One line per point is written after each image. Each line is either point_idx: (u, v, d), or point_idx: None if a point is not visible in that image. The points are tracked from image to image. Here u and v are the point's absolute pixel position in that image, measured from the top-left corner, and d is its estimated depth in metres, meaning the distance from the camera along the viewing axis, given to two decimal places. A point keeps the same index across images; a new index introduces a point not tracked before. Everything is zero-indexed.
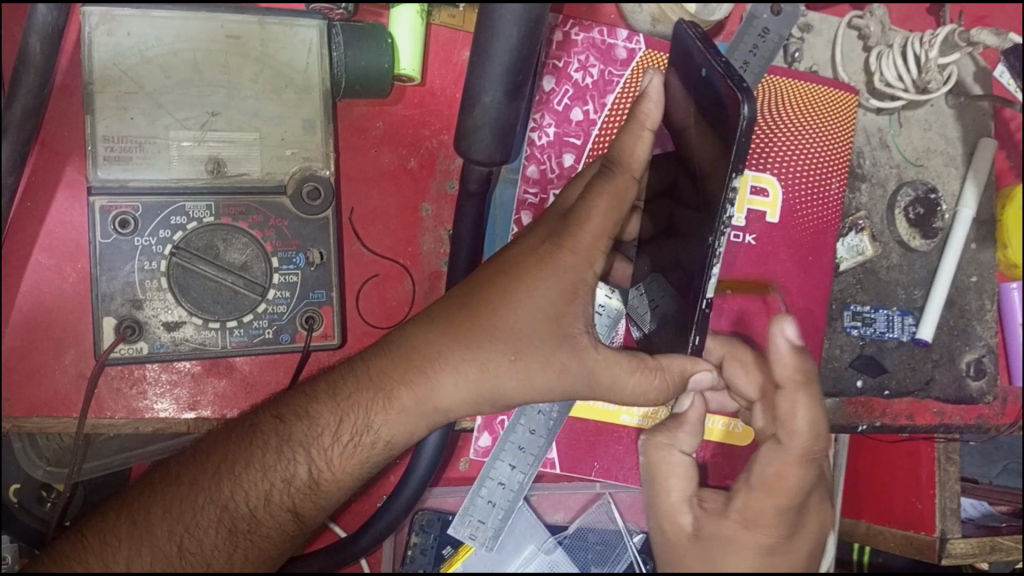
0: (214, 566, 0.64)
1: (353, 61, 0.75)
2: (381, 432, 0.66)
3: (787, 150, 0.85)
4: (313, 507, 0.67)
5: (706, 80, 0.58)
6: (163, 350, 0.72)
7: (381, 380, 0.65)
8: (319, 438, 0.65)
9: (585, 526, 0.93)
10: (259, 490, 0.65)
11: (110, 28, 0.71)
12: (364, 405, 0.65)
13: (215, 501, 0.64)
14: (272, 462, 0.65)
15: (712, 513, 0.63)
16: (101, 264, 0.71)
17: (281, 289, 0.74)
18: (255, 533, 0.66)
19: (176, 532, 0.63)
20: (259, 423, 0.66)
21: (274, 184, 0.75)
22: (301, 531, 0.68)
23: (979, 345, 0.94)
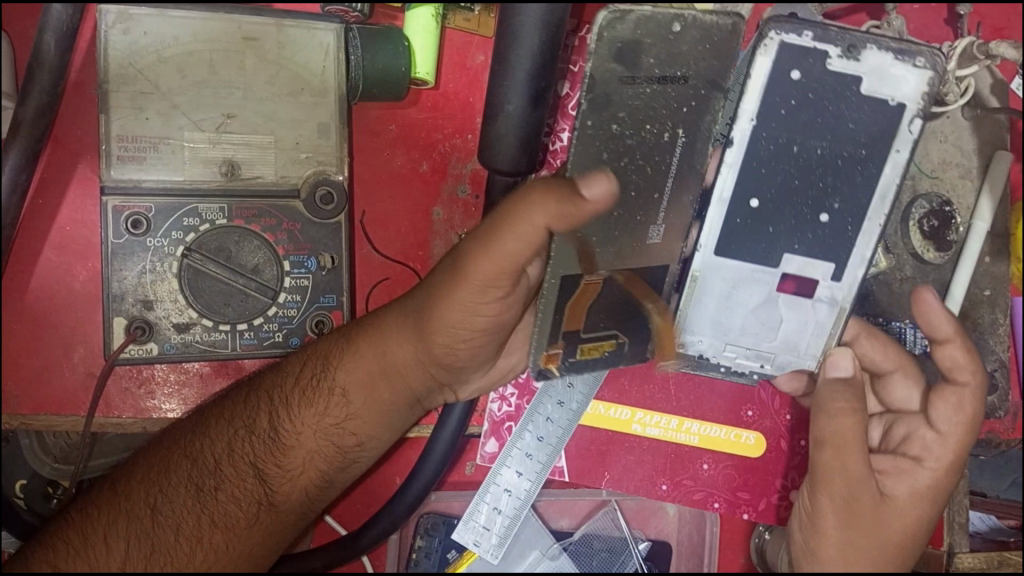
0: (184, 527, 0.67)
1: (371, 65, 0.74)
2: (337, 377, 0.72)
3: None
4: (278, 465, 0.71)
5: (820, 74, 0.69)
6: (173, 351, 0.72)
7: (347, 329, 0.73)
8: (283, 383, 0.72)
9: (591, 532, 0.93)
10: (224, 441, 0.70)
11: (127, 27, 0.70)
12: (324, 349, 0.73)
13: (187, 457, 0.69)
14: (238, 411, 0.70)
15: (898, 471, 0.69)
16: (112, 263, 0.71)
17: (293, 293, 0.74)
18: (222, 493, 0.69)
19: (150, 493, 0.67)
20: (234, 384, 0.73)
21: (289, 187, 0.74)
22: (270, 500, 0.70)
23: (993, 359, 0.94)
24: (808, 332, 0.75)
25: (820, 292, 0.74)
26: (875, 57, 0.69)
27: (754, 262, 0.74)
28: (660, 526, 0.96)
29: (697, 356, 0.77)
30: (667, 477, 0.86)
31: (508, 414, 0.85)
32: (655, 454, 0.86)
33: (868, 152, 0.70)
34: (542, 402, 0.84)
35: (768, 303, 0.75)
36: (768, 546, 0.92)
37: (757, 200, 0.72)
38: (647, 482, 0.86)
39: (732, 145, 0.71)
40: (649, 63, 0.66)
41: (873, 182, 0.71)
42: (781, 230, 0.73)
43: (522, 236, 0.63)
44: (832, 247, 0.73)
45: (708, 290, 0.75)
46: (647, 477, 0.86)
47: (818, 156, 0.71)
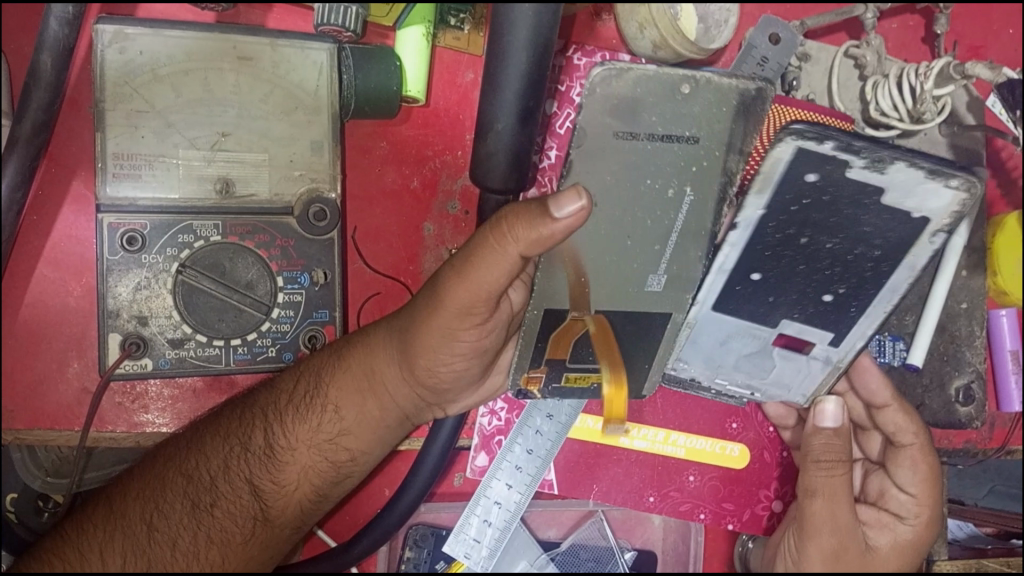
0: (181, 544, 0.68)
1: (363, 84, 0.75)
2: (330, 395, 0.73)
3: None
4: (272, 481, 0.71)
5: (834, 181, 0.68)
6: (168, 366, 0.73)
7: (338, 346, 0.74)
8: (276, 401, 0.72)
9: (578, 543, 0.94)
10: (219, 458, 0.70)
11: (123, 46, 0.71)
12: (316, 366, 0.73)
13: (182, 474, 0.69)
14: (233, 428, 0.71)
15: (878, 526, 0.78)
16: (106, 280, 0.72)
17: (285, 308, 0.75)
18: (219, 510, 0.70)
19: (147, 512, 0.68)
20: (230, 401, 0.74)
21: (282, 205, 0.75)
22: (266, 516, 0.71)
23: (969, 371, 0.98)
24: (802, 379, 0.80)
25: (816, 351, 0.78)
26: (903, 172, 0.66)
27: (750, 320, 0.77)
28: (645, 535, 0.98)
29: (687, 379, 0.83)
30: (654, 489, 0.88)
31: (497, 428, 0.86)
32: (643, 466, 0.88)
33: (880, 254, 0.71)
34: (532, 415, 0.85)
35: (762, 352, 0.79)
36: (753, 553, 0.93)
37: (758, 274, 0.74)
38: (634, 494, 0.87)
39: (737, 228, 0.71)
40: (645, 119, 0.69)
41: (881, 276, 0.72)
42: (781, 301, 0.75)
43: (494, 263, 0.63)
44: (833, 320, 0.76)
45: (700, 336, 0.79)
46: (635, 491, 0.87)
47: (828, 250, 0.71)
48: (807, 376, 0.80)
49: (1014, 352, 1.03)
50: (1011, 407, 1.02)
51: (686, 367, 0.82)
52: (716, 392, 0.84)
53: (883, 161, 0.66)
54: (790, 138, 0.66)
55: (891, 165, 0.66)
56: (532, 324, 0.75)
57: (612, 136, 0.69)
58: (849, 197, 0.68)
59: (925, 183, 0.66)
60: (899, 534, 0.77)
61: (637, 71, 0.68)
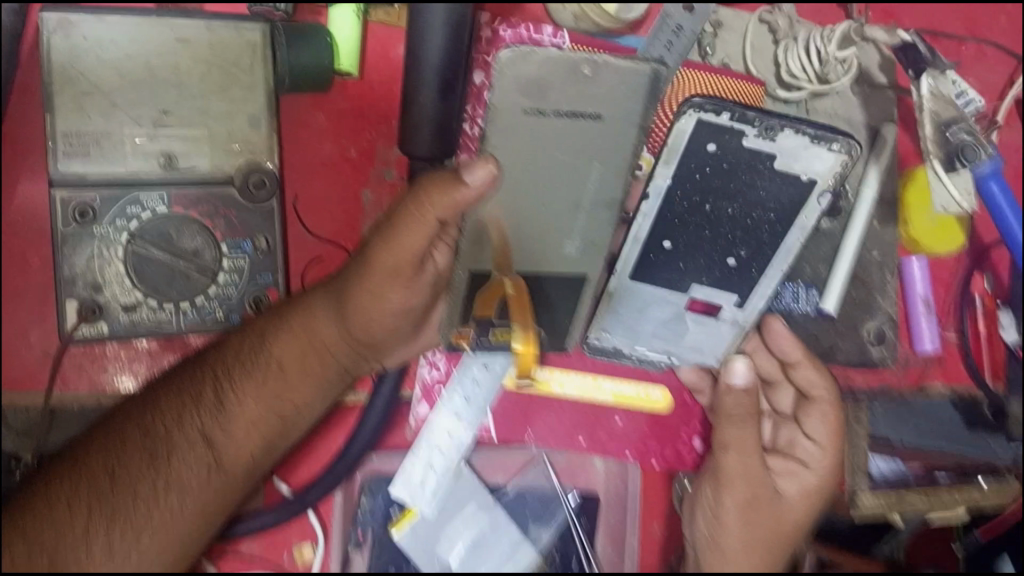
0: (140, 491, 0.74)
1: (297, 60, 0.80)
2: (273, 351, 0.79)
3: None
4: (222, 432, 0.78)
5: (736, 148, 0.77)
6: (122, 329, 0.79)
7: (279, 307, 0.80)
8: (223, 358, 0.79)
9: (523, 487, 0.98)
10: (172, 412, 0.76)
11: (68, 33, 0.76)
12: (259, 326, 0.79)
13: (138, 428, 0.75)
14: (184, 385, 0.77)
15: (785, 473, 0.90)
16: (63, 250, 0.77)
17: (230, 273, 0.81)
18: (174, 460, 0.76)
19: (108, 463, 0.74)
20: (181, 362, 0.80)
21: (223, 176, 0.81)
22: (219, 464, 0.77)
23: (879, 315, 1.03)
24: (713, 342, 0.92)
25: (724, 313, 0.89)
26: (790, 139, 0.77)
27: (665, 287, 0.87)
28: (590, 479, 0.99)
29: (609, 348, 0.93)
30: (584, 431, 0.96)
31: (438, 379, 0.93)
32: (574, 411, 0.96)
33: (775, 216, 0.81)
34: (470, 366, 0.92)
35: (678, 318, 0.89)
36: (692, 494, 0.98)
37: (669, 242, 0.83)
38: (566, 437, 0.96)
39: (648, 199, 0.81)
40: (554, 99, 0.71)
41: (776, 240, 0.82)
42: (689, 268, 0.85)
43: (418, 227, 0.70)
44: (736, 284, 0.86)
45: (623, 304, 0.89)
46: (566, 433, 0.96)
47: (728, 215, 0.80)
48: (716, 337, 0.91)
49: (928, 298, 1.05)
50: (925, 349, 1.05)
51: (606, 336, 0.92)
52: (637, 358, 0.94)
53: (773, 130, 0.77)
54: (692, 109, 0.75)
55: (780, 133, 0.76)
56: (462, 283, 0.82)
57: (521, 112, 0.71)
58: (744, 163, 0.77)
59: (809, 147, 0.77)
60: (806, 483, 0.89)
61: (543, 55, 0.70)
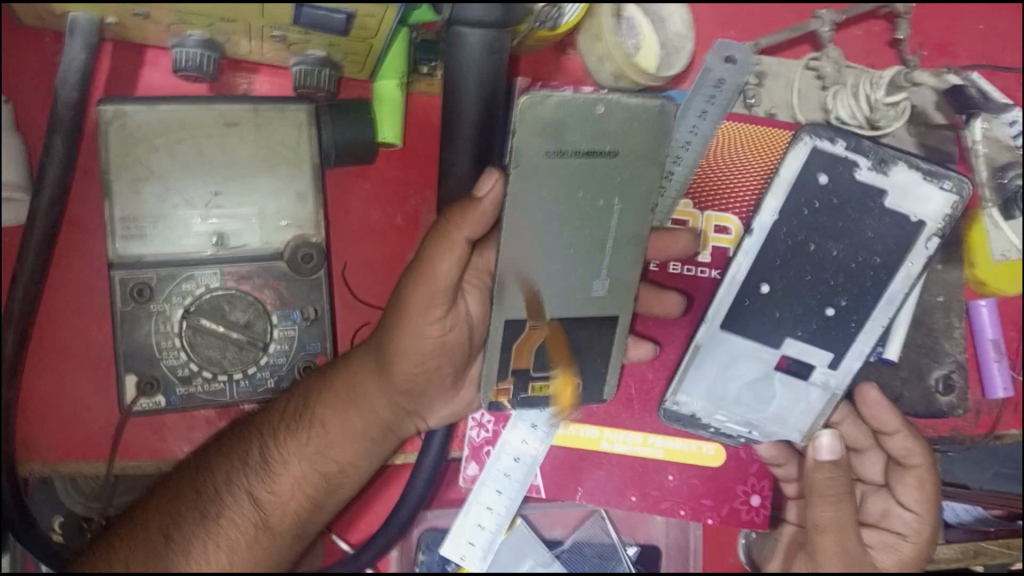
0: (193, 550, 0.76)
1: (341, 136, 0.84)
2: (317, 410, 0.82)
3: (733, 184, 0.95)
4: (269, 490, 0.80)
5: None
6: (178, 400, 0.82)
7: (323, 367, 0.83)
8: (270, 418, 0.81)
9: (581, 540, 1.01)
10: (222, 472, 0.79)
11: (123, 122, 0.79)
12: (304, 384, 0.82)
13: (191, 488, 0.78)
14: (234, 445, 0.80)
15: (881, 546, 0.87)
16: (122, 326, 0.81)
17: (281, 343, 0.84)
18: (223, 519, 0.78)
19: (161, 524, 0.76)
20: (231, 427, 0.82)
21: (273, 251, 0.84)
22: (265, 522, 0.80)
23: (947, 361, 0.96)
24: (800, 412, 0.89)
25: (815, 376, 0.89)
26: (894, 183, 0.80)
27: (756, 340, 0.88)
28: (648, 530, 1.04)
29: (686, 414, 0.90)
30: (636, 489, 0.94)
31: (486, 439, 0.93)
32: (624, 467, 0.94)
33: (879, 260, 0.86)
34: (517, 425, 0.92)
35: (765, 377, 0.89)
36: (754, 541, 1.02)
37: (767, 287, 0.87)
38: (617, 495, 0.94)
39: (752, 234, 0.86)
40: (572, 139, 0.72)
41: (883, 286, 0.86)
42: (784, 317, 0.88)
43: (451, 255, 0.74)
44: (834, 339, 0.88)
45: (709, 357, 0.89)
46: (619, 491, 0.94)
47: (833, 257, 0.86)
48: (804, 408, 0.89)
49: (997, 340, 0.99)
50: (996, 393, 0.99)
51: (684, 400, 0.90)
52: (716, 430, 0.91)
53: None
54: (800, 150, 0.82)
55: (882, 179, 0.81)
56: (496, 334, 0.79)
57: (543, 154, 0.72)
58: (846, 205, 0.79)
59: (911, 192, 0.80)
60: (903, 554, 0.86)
61: (557, 98, 0.71)
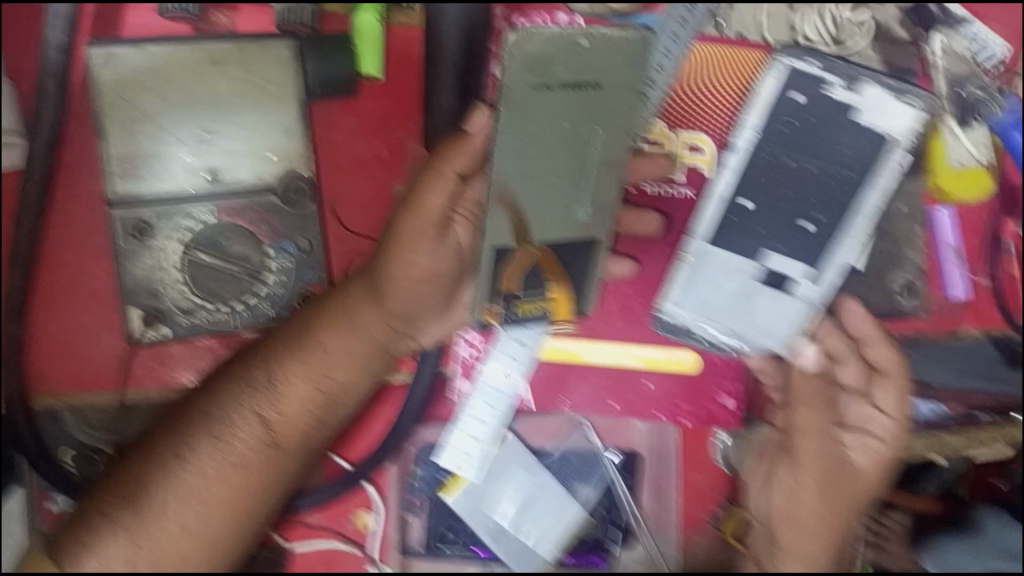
0: (207, 467, 0.83)
1: (323, 71, 0.86)
2: (317, 334, 0.85)
3: (701, 109, 0.98)
4: (276, 411, 0.85)
5: (799, 102, 0.87)
6: (183, 331, 0.87)
7: (321, 294, 0.87)
8: (273, 342, 0.86)
9: (568, 451, 1.03)
10: (230, 394, 0.84)
11: (112, 64, 0.82)
12: (304, 310, 0.87)
13: (202, 411, 0.84)
14: (240, 369, 0.85)
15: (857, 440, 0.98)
16: (124, 262, 0.85)
17: (278, 274, 0.88)
18: (234, 438, 0.84)
19: (176, 445, 0.83)
20: (239, 351, 0.87)
21: (264, 185, 0.87)
22: (274, 440, 0.85)
23: (908, 267, 1.02)
24: (783, 328, 0.94)
25: (799, 291, 0.91)
26: (874, 91, 0.86)
27: (740, 256, 0.91)
28: (629, 437, 1.05)
29: (679, 326, 0.96)
30: (618, 397, 1.01)
31: (476, 357, 0.99)
32: (605, 378, 1.01)
33: (853, 171, 0.87)
34: (505, 343, 0.97)
35: (748, 293, 0.92)
36: (732, 450, 1.04)
37: (750, 203, 0.90)
38: (601, 403, 1.01)
39: (735, 152, 0.90)
40: (557, 71, 0.74)
41: (859, 201, 0.88)
42: (767, 232, 0.90)
43: (439, 185, 0.80)
44: (812, 253, 0.90)
45: (699, 273, 0.92)
46: (599, 398, 1.01)
47: (812, 171, 0.88)
48: (788, 319, 0.93)
49: (956, 245, 1.03)
50: (956, 295, 1.03)
51: (676, 313, 0.95)
52: (708, 344, 0.96)
53: (856, 81, 0.86)
54: (784, 62, 0.87)
55: (863, 85, 0.86)
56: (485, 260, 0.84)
57: (527, 87, 0.74)
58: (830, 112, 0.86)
59: (893, 100, 0.86)
60: (877, 452, 0.97)
61: (545, 35, 0.73)
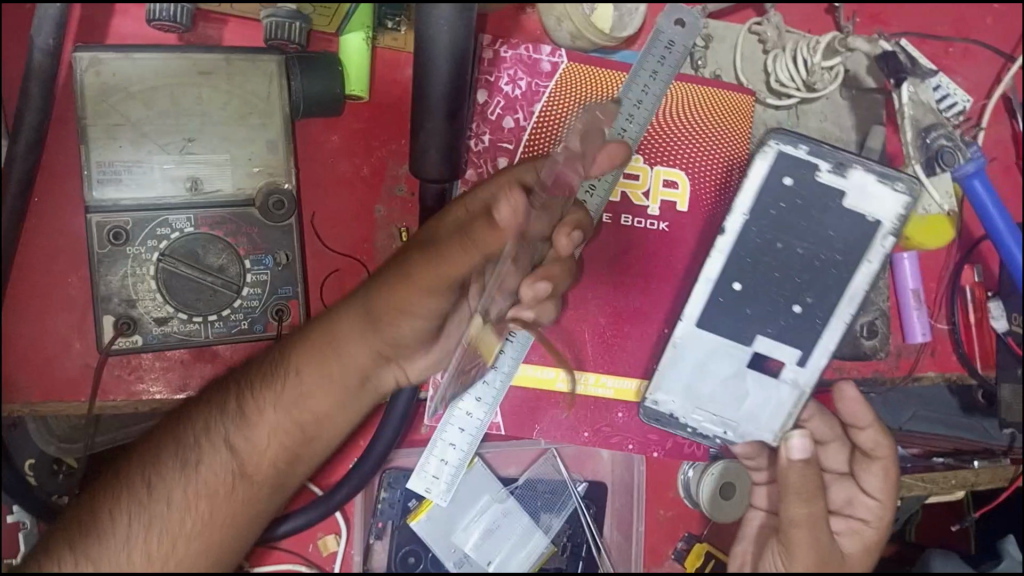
0: (173, 495, 0.82)
1: (309, 89, 0.87)
2: (293, 364, 0.85)
3: (677, 145, 1.01)
4: (245, 441, 0.85)
5: (785, 181, 0.93)
6: (154, 341, 0.85)
7: (305, 326, 0.86)
8: (247, 369, 0.86)
9: (534, 478, 1.05)
10: (199, 422, 0.84)
11: (99, 70, 0.82)
12: (286, 342, 0.85)
13: (172, 438, 0.84)
14: (211, 395, 0.85)
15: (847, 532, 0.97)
16: (100, 268, 0.84)
17: (254, 287, 0.87)
18: (203, 467, 0.84)
19: (144, 471, 0.83)
20: (216, 380, 0.87)
21: (244, 198, 0.87)
22: (242, 470, 0.85)
23: (873, 309, 1.04)
24: (771, 413, 0.96)
25: (786, 372, 0.95)
26: (860, 175, 0.92)
27: (729, 339, 0.96)
28: (596, 468, 1.07)
29: (665, 414, 0.97)
30: (588, 425, 1.02)
31: None
32: (575, 408, 1.01)
33: (841, 257, 0.93)
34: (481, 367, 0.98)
35: (738, 375, 0.96)
36: (694, 481, 1.06)
37: (738, 284, 0.95)
38: (570, 432, 1.01)
39: (724, 234, 0.94)
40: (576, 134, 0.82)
41: (845, 284, 0.93)
42: (756, 313, 0.95)
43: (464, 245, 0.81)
44: (801, 338, 0.95)
45: (684, 358, 0.96)
46: (572, 428, 1.01)
47: (799, 252, 0.93)
48: (776, 405, 0.96)
49: (918, 290, 1.06)
50: (915, 338, 1.06)
51: (661, 399, 0.97)
52: (691, 431, 0.98)
53: (845, 167, 0.92)
54: (773, 145, 0.92)
55: (850, 170, 0.92)
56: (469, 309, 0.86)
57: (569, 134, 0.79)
58: (817, 198, 0.92)
59: (877, 183, 0.92)
60: (862, 536, 0.96)
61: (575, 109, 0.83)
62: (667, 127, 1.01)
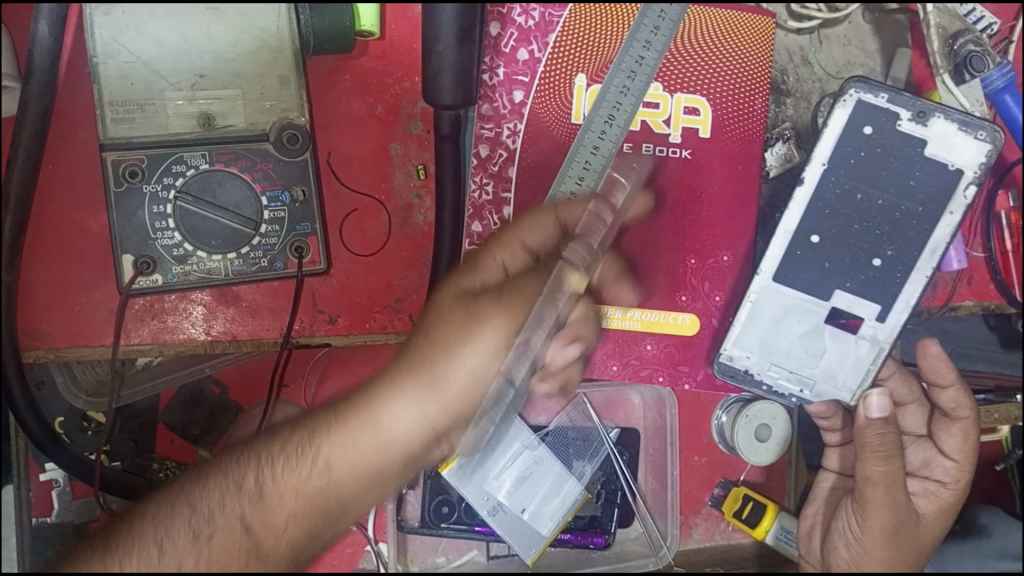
0: (182, 561, 0.75)
1: (318, 21, 0.85)
2: (321, 449, 0.80)
3: (698, 70, 0.98)
4: (262, 521, 0.79)
5: (859, 128, 0.89)
6: (176, 279, 0.86)
7: (333, 408, 0.82)
8: (269, 447, 0.82)
9: (565, 424, 1.02)
10: (217, 490, 0.79)
11: (108, 9, 0.83)
12: (316, 423, 0.82)
13: (190, 504, 0.78)
14: (232, 468, 0.81)
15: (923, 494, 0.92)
16: (118, 208, 0.85)
17: (272, 224, 0.87)
18: (216, 540, 0.77)
19: (157, 533, 0.76)
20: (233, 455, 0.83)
21: (259, 132, 0.87)
22: (256, 548, 0.78)
23: None
24: (850, 368, 0.91)
25: (864, 330, 0.90)
26: (941, 124, 0.87)
27: (806, 293, 0.91)
28: (627, 416, 1.06)
29: (740, 371, 0.92)
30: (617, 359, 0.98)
31: None
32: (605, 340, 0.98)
33: (922, 209, 0.88)
34: None
35: (815, 332, 0.91)
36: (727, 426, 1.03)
37: (817, 237, 0.90)
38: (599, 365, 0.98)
39: (803, 184, 0.90)
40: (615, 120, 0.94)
41: (922, 237, 0.88)
42: (836, 267, 0.90)
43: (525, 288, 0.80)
44: (879, 292, 0.90)
45: (759, 314, 0.92)
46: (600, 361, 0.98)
47: (880, 205, 0.89)
48: (853, 363, 0.91)
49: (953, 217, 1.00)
50: (952, 266, 1.01)
51: (739, 354, 0.92)
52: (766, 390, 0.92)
53: (925, 114, 0.88)
54: (854, 94, 0.88)
55: (932, 118, 0.88)
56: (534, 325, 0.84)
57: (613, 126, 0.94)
58: (897, 146, 0.88)
59: (958, 133, 0.87)
60: (939, 498, 0.91)
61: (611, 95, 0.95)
62: (685, 53, 0.98)
